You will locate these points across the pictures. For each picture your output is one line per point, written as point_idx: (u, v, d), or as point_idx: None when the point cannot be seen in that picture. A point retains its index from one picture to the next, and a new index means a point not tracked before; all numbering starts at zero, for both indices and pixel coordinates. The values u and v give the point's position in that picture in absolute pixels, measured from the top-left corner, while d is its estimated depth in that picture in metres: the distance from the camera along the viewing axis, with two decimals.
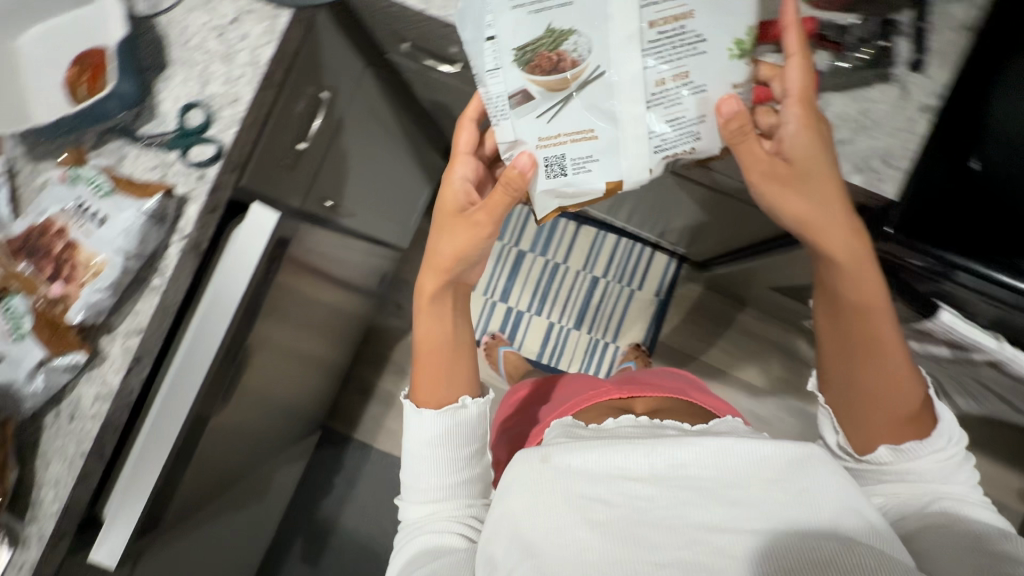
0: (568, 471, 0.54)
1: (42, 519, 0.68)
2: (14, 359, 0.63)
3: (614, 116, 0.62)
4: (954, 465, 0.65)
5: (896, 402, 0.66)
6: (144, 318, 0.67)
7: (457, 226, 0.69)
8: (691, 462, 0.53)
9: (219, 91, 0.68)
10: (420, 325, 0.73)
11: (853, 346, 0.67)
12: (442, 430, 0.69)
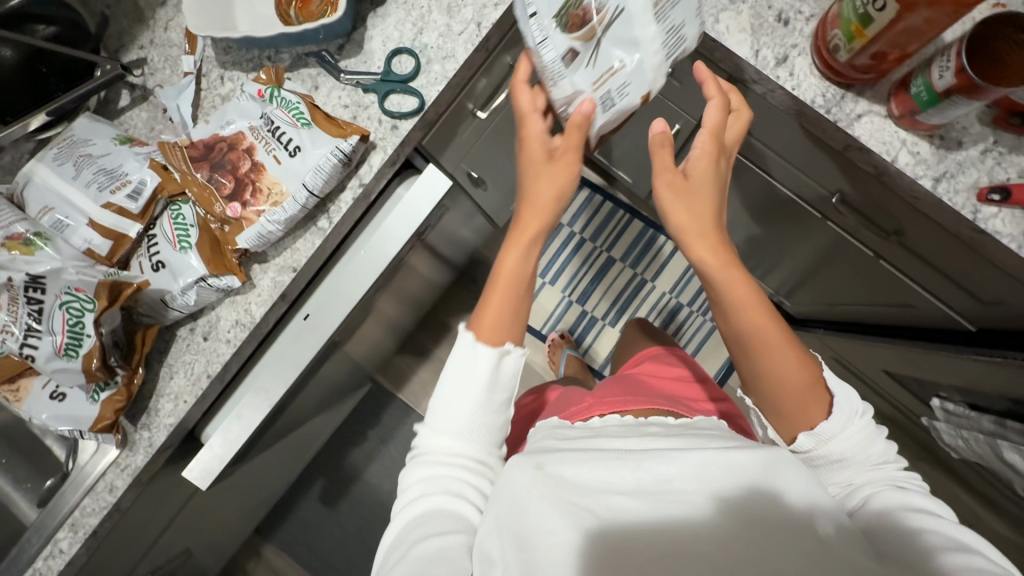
0: (553, 487, 0.43)
1: (155, 429, 0.67)
2: (173, 271, 0.60)
3: (635, 39, 0.47)
4: (870, 440, 0.49)
5: (798, 381, 0.48)
6: (300, 256, 0.65)
7: (564, 162, 0.53)
8: (691, 479, 0.42)
9: (434, 43, 0.63)
10: (503, 258, 0.52)
11: (756, 367, 0.49)
12: (461, 372, 0.50)
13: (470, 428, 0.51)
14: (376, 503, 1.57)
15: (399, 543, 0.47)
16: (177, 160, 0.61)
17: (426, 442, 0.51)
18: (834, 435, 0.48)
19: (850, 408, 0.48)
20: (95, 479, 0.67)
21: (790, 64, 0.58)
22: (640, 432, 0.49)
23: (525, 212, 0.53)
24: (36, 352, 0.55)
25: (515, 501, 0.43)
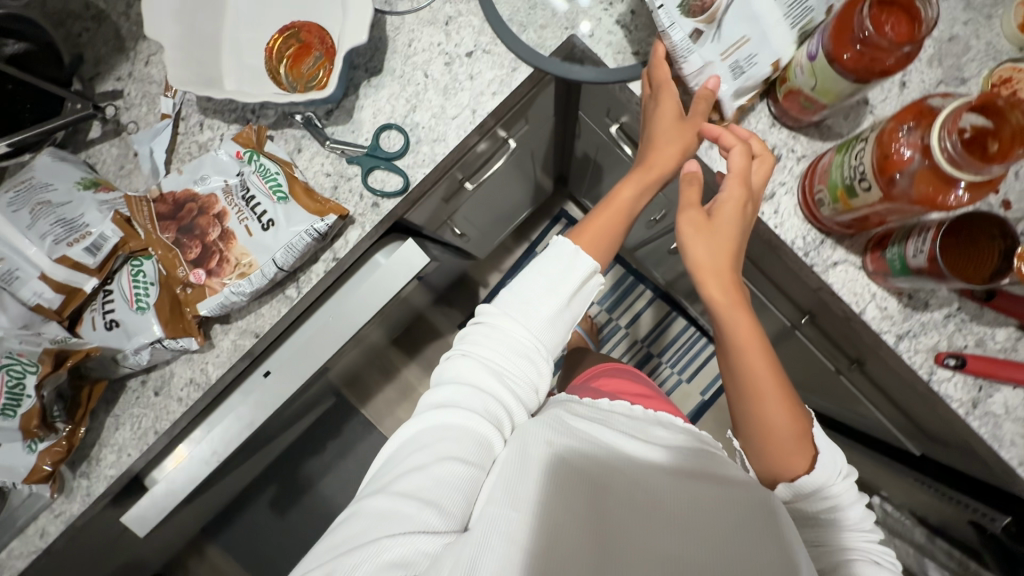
0: (566, 472, 0.44)
1: (95, 480, 0.65)
2: (127, 332, 0.58)
3: (757, 15, 0.53)
4: (845, 503, 0.48)
5: (786, 434, 0.48)
6: (264, 323, 0.63)
7: (674, 142, 0.55)
8: (699, 494, 0.43)
9: (427, 124, 0.62)
10: (623, 185, 0.56)
11: (747, 405, 0.49)
12: (543, 307, 0.51)
13: (525, 367, 0.51)
14: None
15: (417, 443, 0.47)
16: (142, 217, 0.59)
17: (484, 356, 0.51)
18: (812, 490, 0.48)
19: (830, 472, 0.48)
20: (23, 525, 0.64)
21: (775, 201, 0.58)
22: (655, 447, 0.49)
23: (638, 170, 0.56)
24: None
25: (516, 471, 0.44)
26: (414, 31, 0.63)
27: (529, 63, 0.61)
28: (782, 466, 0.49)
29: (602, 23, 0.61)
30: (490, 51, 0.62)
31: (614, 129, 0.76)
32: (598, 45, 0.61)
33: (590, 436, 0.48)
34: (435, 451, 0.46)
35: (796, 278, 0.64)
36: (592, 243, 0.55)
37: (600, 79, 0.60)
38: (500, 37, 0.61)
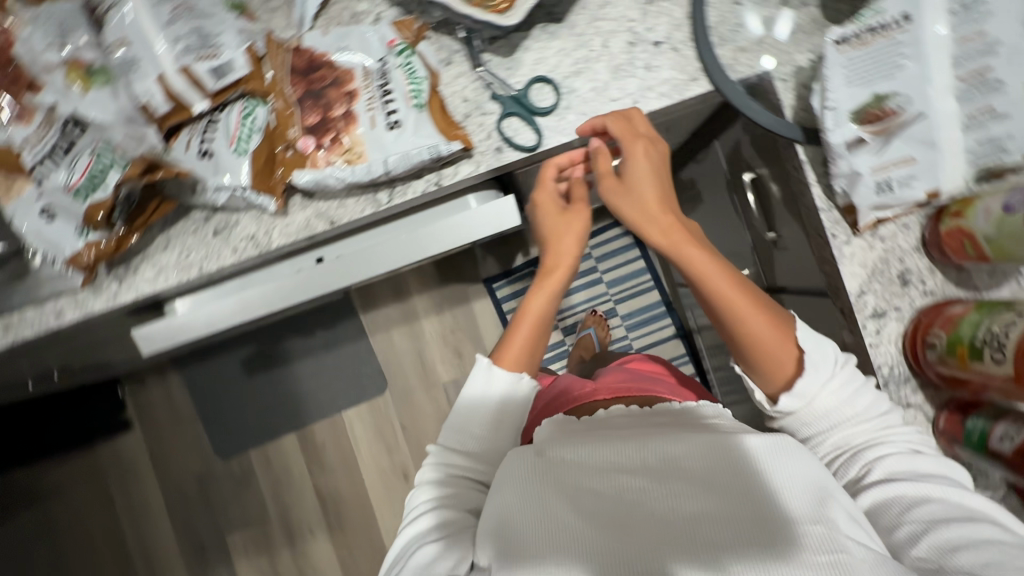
0: (562, 471, 0.51)
1: (125, 287, 0.65)
2: (217, 168, 0.56)
3: (934, 141, 0.49)
4: (850, 389, 0.53)
5: (766, 337, 0.52)
6: (344, 214, 0.62)
7: (563, 232, 0.63)
8: (688, 458, 0.50)
9: (583, 95, 0.58)
10: (530, 300, 0.64)
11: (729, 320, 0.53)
12: (469, 418, 0.61)
13: (483, 450, 0.60)
14: (289, 391, 1.61)
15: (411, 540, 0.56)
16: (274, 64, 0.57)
17: (440, 464, 0.61)
18: (814, 398, 0.52)
19: (824, 362, 0.53)
20: (45, 298, 0.65)
21: (882, 323, 0.56)
22: (634, 425, 0.56)
23: (547, 272, 0.63)
24: (48, 178, 0.53)
25: (507, 483, 0.52)
26: None
27: (710, 80, 0.57)
28: (770, 366, 0.53)
29: (799, 71, 0.57)
30: (678, 50, 0.57)
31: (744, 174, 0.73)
32: (786, 92, 0.57)
33: (582, 433, 0.56)
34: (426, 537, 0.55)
35: None
36: (512, 358, 0.63)
37: (774, 128, 0.55)
38: (696, 40, 0.56)
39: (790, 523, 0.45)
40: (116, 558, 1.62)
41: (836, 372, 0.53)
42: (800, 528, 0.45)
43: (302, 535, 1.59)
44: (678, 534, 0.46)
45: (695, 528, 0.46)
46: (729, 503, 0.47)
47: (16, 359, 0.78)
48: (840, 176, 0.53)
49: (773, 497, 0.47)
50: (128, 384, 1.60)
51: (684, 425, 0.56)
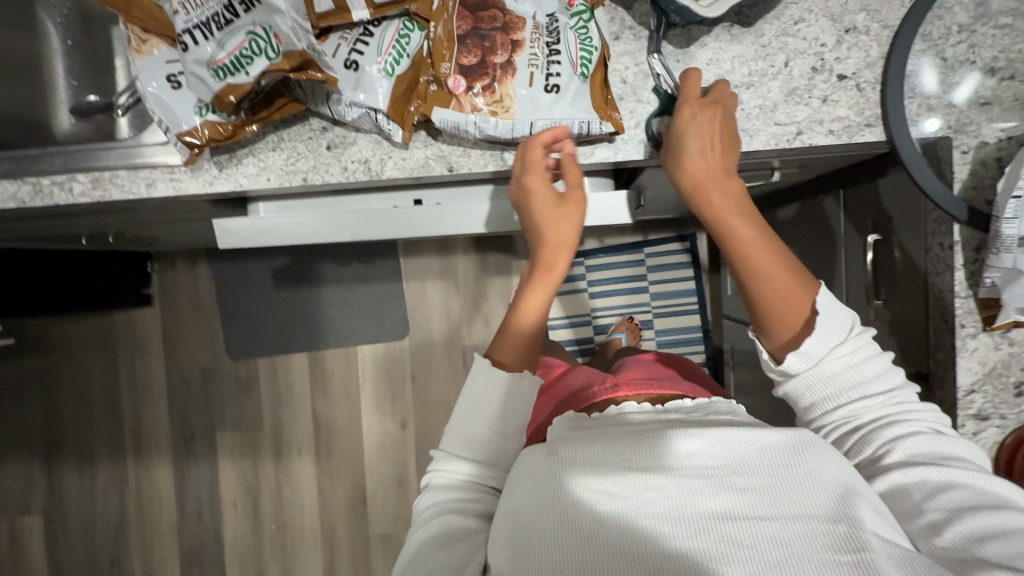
0: (570, 466, 0.40)
1: (223, 176, 0.63)
2: (358, 83, 0.54)
3: None
4: (865, 358, 0.47)
5: (784, 301, 0.46)
6: (465, 164, 0.59)
7: (559, 219, 0.53)
8: (705, 458, 0.39)
9: (749, 109, 0.55)
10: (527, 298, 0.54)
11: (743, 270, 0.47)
12: (470, 421, 0.52)
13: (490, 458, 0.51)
14: (312, 314, 1.56)
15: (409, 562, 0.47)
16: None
17: (448, 476, 0.52)
18: (823, 359, 0.46)
19: (840, 329, 0.46)
20: (142, 164, 0.63)
21: (982, 425, 0.54)
22: (647, 416, 0.46)
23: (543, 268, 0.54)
24: (191, 46, 0.51)
25: (519, 481, 0.42)
26: (811, 12, 0.54)
27: (885, 131, 0.54)
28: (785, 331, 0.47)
29: (982, 148, 0.53)
30: (862, 91, 0.54)
31: (856, 232, 0.71)
32: (961, 166, 0.53)
33: (589, 423, 0.45)
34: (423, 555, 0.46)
35: None
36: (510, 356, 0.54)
37: (940, 200, 0.53)
38: (885, 86, 0.53)
39: (818, 529, 0.36)
40: (108, 423, 1.66)
41: (857, 344, 0.47)
42: (828, 530, 0.35)
43: (288, 453, 1.58)
44: (703, 547, 0.35)
45: (724, 540, 0.36)
46: (758, 513, 0.36)
47: (88, 215, 0.77)
48: (995, 269, 0.50)
49: (805, 508, 0.37)
50: (158, 262, 1.59)
51: (700, 422, 0.45)
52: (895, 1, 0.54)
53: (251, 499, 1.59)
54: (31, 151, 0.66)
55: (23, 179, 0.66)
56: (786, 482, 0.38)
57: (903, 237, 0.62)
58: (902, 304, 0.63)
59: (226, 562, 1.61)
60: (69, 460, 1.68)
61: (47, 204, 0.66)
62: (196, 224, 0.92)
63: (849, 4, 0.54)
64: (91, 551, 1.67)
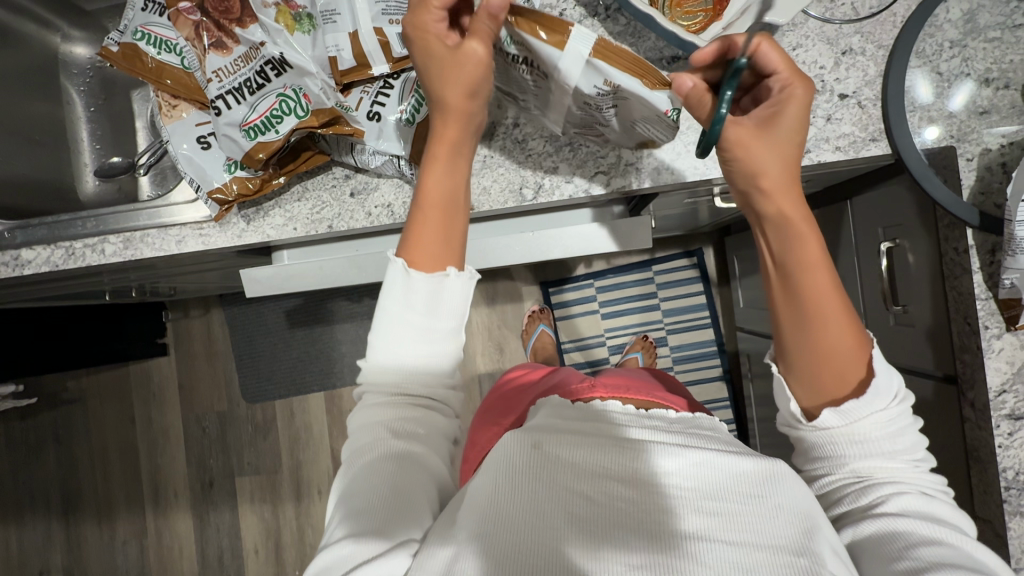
0: (552, 471, 0.41)
1: (251, 229, 0.64)
2: (380, 133, 0.56)
3: None
4: (894, 427, 0.43)
5: (846, 349, 0.43)
6: (486, 202, 0.62)
7: (458, 76, 0.46)
8: (683, 478, 0.40)
9: None
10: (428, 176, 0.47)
11: (804, 299, 0.44)
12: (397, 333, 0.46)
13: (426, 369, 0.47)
14: (325, 352, 1.55)
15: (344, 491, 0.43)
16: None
17: (380, 388, 0.47)
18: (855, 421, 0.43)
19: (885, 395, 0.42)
20: (171, 223, 0.66)
21: (1018, 426, 0.54)
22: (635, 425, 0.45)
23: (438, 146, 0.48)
24: (226, 110, 0.55)
25: (492, 474, 0.41)
26: (807, 37, 0.57)
27: (890, 144, 0.56)
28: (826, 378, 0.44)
29: (984, 155, 0.55)
30: (864, 107, 0.56)
31: (864, 240, 0.73)
32: (967, 173, 0.55)
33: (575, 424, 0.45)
34: (359, 477, 0.43)
35: (965, 493, 0.62)
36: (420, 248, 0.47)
37: (950, 206, 0.54)
38: (886, 102, 0.55)
39: (777, 558, 0.36)
40: (126, 474, 1.64)
41: (893, 413, 0.43)
42: (789, 561, 0.35)
43: (308, 494, 1.55)
44: (660, 560, 0.36)
45: (683, 555, 0.36)
46: (725, 536, 0.37)
47: (115, 272, 0.79)
48: (1014, 270, 0.51)
49: (767, 536, 0.37)
50: (173, 311, 1.61)
51: (682, 431, 0.44)
52: (887, 23, 0.57)
53: (272, 544, 1.56)
54: (63, 216, 0.69)
55: (57, 244, 0.68)
56: (754, 499, 0.39)
57: (918, 244, 0.63)
58: (922, 309, 0.64)
59: None
60: (88, 516, 1.66)
61: (80, 266, 0.68)
62: (218, 273, 0.94)
63: (843, 28, 0.57)
64: None
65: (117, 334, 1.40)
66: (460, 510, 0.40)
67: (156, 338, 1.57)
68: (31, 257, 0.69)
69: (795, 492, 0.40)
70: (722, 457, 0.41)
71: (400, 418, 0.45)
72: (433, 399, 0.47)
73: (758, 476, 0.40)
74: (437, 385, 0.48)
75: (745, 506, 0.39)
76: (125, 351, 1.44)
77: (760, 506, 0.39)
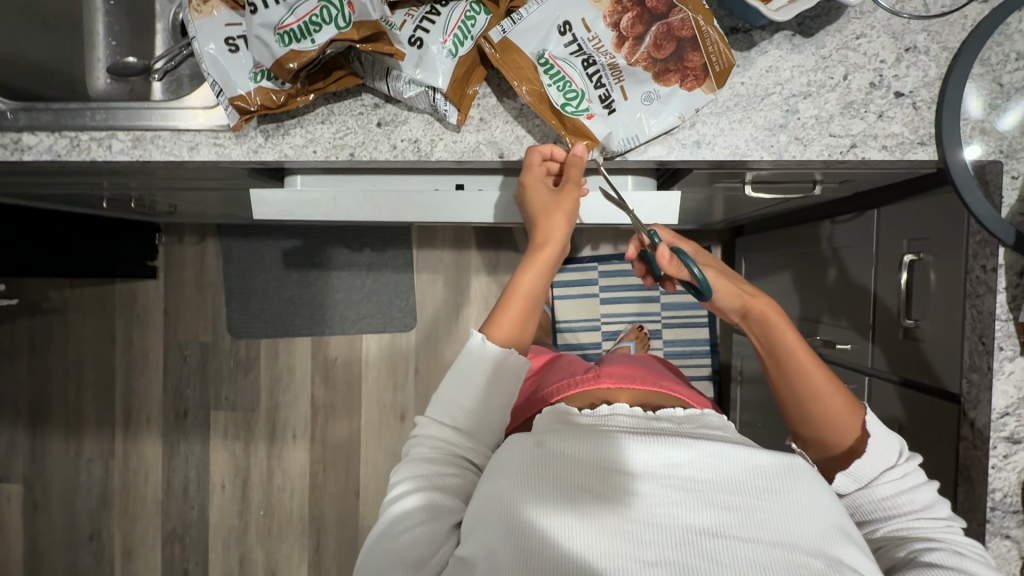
0: (557, 468, 0.38)
1: (269, 145, 0.62)
2: (419, 61, 0.54)
3: None
4: (913, 487, 0.49)
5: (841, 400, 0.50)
6: (518, 151, 0.60)
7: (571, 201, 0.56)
8: (695, 470, 0.38)
9: (804, 119, 0.56)
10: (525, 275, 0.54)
11: (796, 379, 0.51)
12: (456, 389, 0.50)
13: (474, 429, 0.50)
14: (318, 298, 1.52)
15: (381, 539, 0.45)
16: (499, 36, 0.55)
17: (428, 444, 0.49)
18: (870, 484, 0.49)
19: (887, 454, 0.49)
20: (185, 127, 0.63)
21: (1014, 449, 0.55)
22: (636, 428, 0.43)
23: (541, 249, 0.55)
24: (263, 10, 0.52)
25: (500, 471, 0.39)
26: (873, 28, 0.55)
27: (938, 151, 0.55)
28: (836, 435, 0.50)
29: None
30: (918, 109, 0.55)
31: (885, 253, 0.72)
32: (1009, 191, 0.54)
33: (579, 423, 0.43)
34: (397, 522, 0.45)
35: None
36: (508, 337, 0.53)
37: (986, 221, 0.53)
38: (942, 106, 0.54)
39: (795, 558, 0.35)
40: (100, 393, 1.62)
41: (905, 471, 0.49)
42: (805, 562, 0.34)
43: (282, 437, 1.54)
44: (676, 559, 0.34)
45: (702, 556, 0.34)
46: (742, 532, 0.35)
47: (116, 175, 0.76)
48: None
49: (787, 533, 0.36)
50: (166, 235, 1.57)
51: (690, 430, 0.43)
52: (957, 24, 0.55)
53: (241, 481, 1.55)
54: (70, 104, 0.65)
55: (62, 133, 0.65)
56: (771, 499, 0.37)
57: (943, 262, 0.62)
58: (934, 324, 0.63)
59: (209, 545, 1.56)
60: (57, 429, 1.64)
61: (83, 160, 0.65)
62: (221, 196, 0.91)
63: (911, 23, 0.55)
64: (71, 524, 1.63)
65: (106, 249, 1.36)
66: (473, 519, 0.39)
67: (146, 260, 1.54)
68: (32, 143, 0.65)
69: (815, 495, 0.38)
70: (735, 453, 0.39)
71: (442, 474, 0.47)
72: (474, 463, 0.49)
73: (773, 477, 0.38)
74: (482, 447, 0.50)
75: (761, 505, 0.37)
76: (113, 268, 1.40)
77: (777, 502, 0.37)
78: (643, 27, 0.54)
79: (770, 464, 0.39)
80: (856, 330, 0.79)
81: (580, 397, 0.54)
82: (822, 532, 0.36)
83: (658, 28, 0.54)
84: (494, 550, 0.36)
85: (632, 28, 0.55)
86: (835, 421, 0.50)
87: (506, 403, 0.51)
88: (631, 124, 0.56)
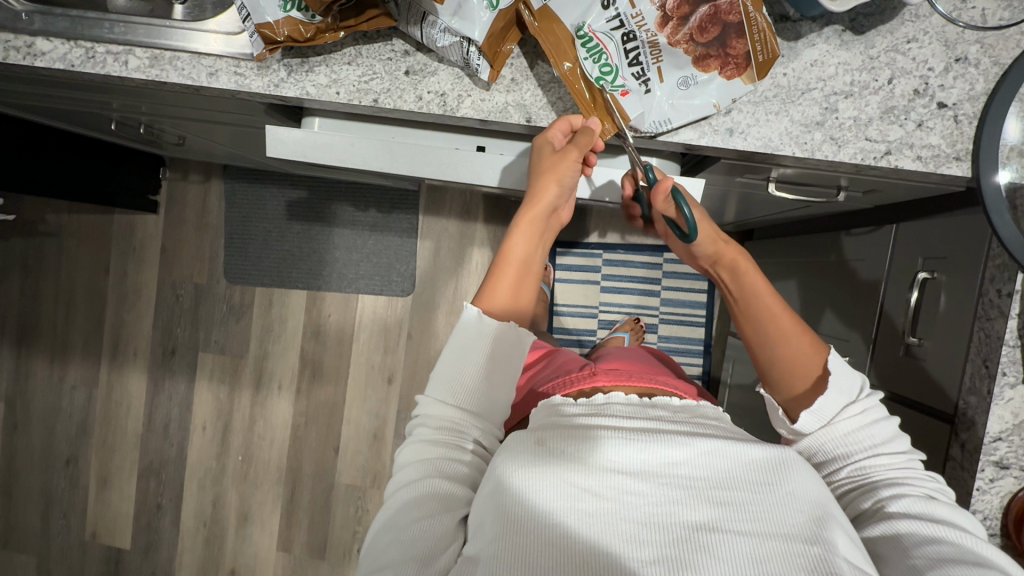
0: (555, 464, 0.38)
1: (291, 81, 0.60)
2: (457, 9, 0.52)
3: None
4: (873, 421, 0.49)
5: (805, 346, 0.50)
6: (545, 117, 0.58)
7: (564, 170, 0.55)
8: (691, 468, 0.38)
9: (842, 119, 0.54)
10: (517, 241, 0.55)
11: (763, 327, 0.52)
12: (456, 365, 0.50)
13: (479, 409, 0.49)
14: (318, 252, 1.50)
15: (388, 521, 0.45)
16: (539, 3, 0.53)
17: (433, 424, 0.49)
18: (833, 421, 0.48)
19: (850, 390, 0.49)
20: (206, 52, 0.61)
21: (1001, 474, 0.56)
22: (633, 417, 0.43)
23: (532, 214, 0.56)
24: None
25: (497, 473, 0.39)
26: (925, 33, 0.54)
27: (972, 168, 0.54)
28: (796, 377, 0.50)
29: None
30: (958, 122, 0.54)
31: (897, 269, 0.71)
32: None
33: (573, 420, 0.42)
34: (401, 512, 0.44)
35: None
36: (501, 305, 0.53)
37: (1011, 245, 0.52)
38: (983, 121, 0.53)
39: (790, 548, 0.34)
40: (88, 321, 1.61)
41: (866, 407, 0.49)
42: (802, 551, 0.34)
43: (268, 386, 1.53)
44: (675, 555, 0.34)
45: (699, 551, 0.34)
46: (737, 526, 0.35)
47: (128, 95, 0.74)
48: None
49: (781, 524, 0.36)
50: (171, 170, 1.54)
51: (688, 423, 0.43)
52: (1011, 40, 0.53)
53: (222, 425, 1.56)
54: (89, 13, 0.63)
55: (77, 42, 0.63)
56: (768, 495, 0.37)
57: (957, 284, 0.62)
58: (938, 345, 0.63)
59: (185, 484, 1.57)
60: (42, 352, 1.63)
61: (96, 73, 0.63)
62: (233, 133, 0.88)
63: (965, 33, 0.53)
64: (49, 447, 1.63)
65: (108, 177, 1.34)
66: (478, 518, 0.39)
67: (147, 193, 1.51)
68: (45, 49, 0.63)
69: (805, 483, 0.38)
70: (731, 451, 0.39)
71: (449, 459, 0.46)
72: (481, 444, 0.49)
73: (769, 475, 0.38)
74: (487, 427, 0.50)
75: (755, 498, 0.37)
76: (114, 197, 1.38)
77: (772, 495, 0.37)
78: (690, 8, 0.52)
79: (765, 462, 0.39)
80: (856, 343, 0.79)
81: (573, 391, 0.53)
82: (815, 519, 0.36)
83: (705, 10, 0.52)
84: (499, 545, 0.36)
85: (677, 8, 0.52)
86: (795, 362, 0.50)
87: (509, 379, 0.51)
88: (666, 106, 0.54)
